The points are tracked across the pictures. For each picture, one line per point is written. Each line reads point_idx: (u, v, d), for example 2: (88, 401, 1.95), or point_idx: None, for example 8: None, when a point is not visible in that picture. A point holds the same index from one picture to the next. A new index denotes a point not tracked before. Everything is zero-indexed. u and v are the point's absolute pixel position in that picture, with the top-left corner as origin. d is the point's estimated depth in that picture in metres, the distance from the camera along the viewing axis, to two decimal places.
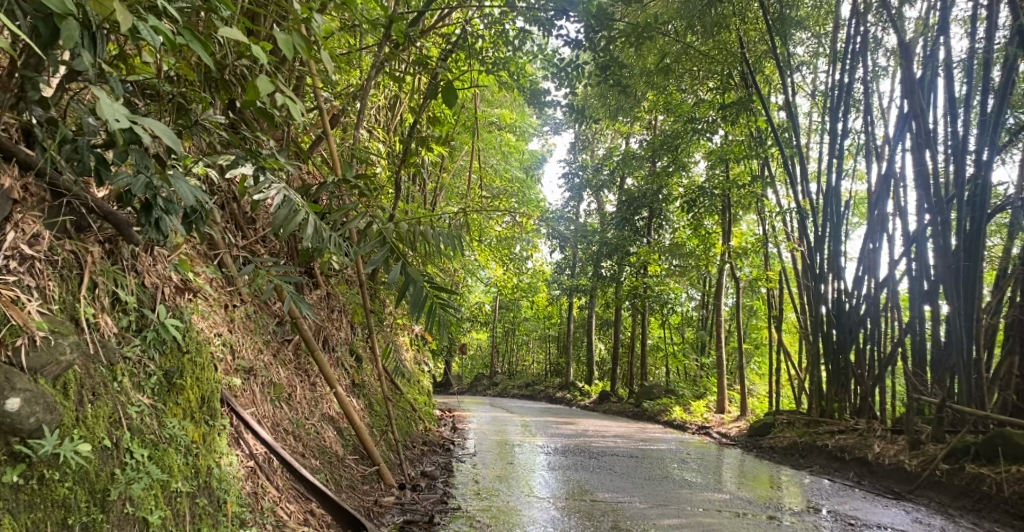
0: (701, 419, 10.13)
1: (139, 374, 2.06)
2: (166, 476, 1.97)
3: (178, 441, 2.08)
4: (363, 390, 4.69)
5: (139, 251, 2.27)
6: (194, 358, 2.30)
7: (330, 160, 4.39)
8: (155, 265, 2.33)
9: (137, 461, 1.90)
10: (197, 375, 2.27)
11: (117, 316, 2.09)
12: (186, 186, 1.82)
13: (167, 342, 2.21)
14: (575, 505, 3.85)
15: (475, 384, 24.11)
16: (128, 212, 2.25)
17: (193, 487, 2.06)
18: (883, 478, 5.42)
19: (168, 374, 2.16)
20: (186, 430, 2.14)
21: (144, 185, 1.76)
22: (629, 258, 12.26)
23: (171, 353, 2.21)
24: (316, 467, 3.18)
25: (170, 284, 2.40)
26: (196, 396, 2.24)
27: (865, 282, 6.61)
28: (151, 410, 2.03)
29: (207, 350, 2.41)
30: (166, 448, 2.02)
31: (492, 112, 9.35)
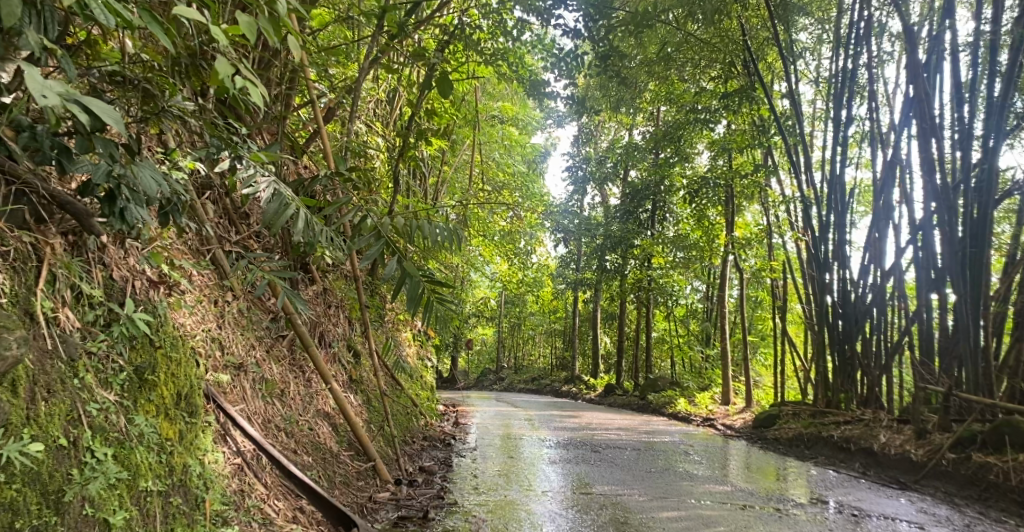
0: (706, 411, 10.06)
1: (107, 370, 2.01)
2: (132, 476, 1.92)
3: (147, 440, 2.03)
4: (361, 385, 4.64)
5: (107, 243, 2.22)
6: (168, 353, 2.25)
7: (324, 154, 4.33)
8: (126, 257, 2.28)
9: (98, 461, 1.84)
10: (171, 371, 2.22)
11: (83, 310, 2.03)
12: (146, 175, 1.77)
13: (137, 337, 2.16)
14: (574, 499, 3.80)
15: (481, 380, 24.09)
16: (95, 203, 2.19)
17: (164, 486, 2.03)
18: (888, 468, 5.34)
19: (137, 369, 2.11)
20: (157, 427, 2.09)
21: (105, 174, 1.72)
22: (633, 250, 12.16)
23: (141, 348, 2.16)
24: (307, 464, 3.13)
25: (144, 277, 2.35)
26: (170, 391, 2.19)
27: (871, 272, 6.52)
28: (117, 407, 1.98)
29: (185, 345, 2.36)
30: (135, 447, 1.97)
31: (494, 105, 9.27)
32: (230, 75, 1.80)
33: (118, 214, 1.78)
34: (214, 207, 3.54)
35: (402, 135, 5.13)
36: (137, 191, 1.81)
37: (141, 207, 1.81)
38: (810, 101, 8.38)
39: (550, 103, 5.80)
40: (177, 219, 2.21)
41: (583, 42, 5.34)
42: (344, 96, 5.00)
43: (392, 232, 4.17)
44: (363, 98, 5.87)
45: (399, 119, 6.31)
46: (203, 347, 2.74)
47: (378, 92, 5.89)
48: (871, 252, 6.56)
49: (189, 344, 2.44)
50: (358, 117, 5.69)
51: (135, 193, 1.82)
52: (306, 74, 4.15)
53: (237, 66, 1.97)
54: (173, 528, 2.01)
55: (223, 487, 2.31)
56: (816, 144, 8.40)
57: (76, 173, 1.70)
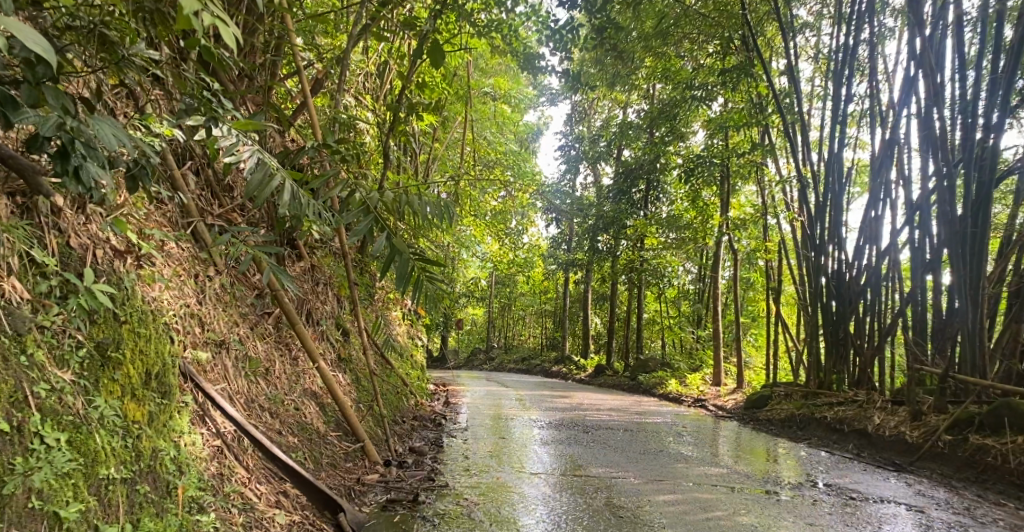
0: (698, 392, 10.02)
1: (62, 346, 1.87)
2: (88, 463, 1.78)
3: (109, 423, 1.89)
4: (350, 364, 4.52)
5: (64, 208, 2.07)
6: (135, 329, 2.10)
7: (310, 124, 4.17)
8: (87, 224, 2.13)
9: (48, 447, 1.70)
10: (139, 347, 2.08)
11: (35, 279, 1.89)
12: (106, 129, 1.61)
13: (99, 312, 2.01)
14: (567, 481, 3.70)
15: (471, 360, 24.03)
16: (49, 165, 2.04)
17: (129, 473, 1.90)
18: (883, 449, 5.29)
19: (98, 346, 1.96)
20: (121, 410, 1.95)
21: (55, 126, 1.56)
22: (626, 231, 12.06)
23: (104, 323, 2.01)
24: (293, 445, 3.00)
25: (109, 245, 2.20)
26: (137, 370, 2.05)
27: (867, 252, 6.43)
28: (73, 389, 1.84)
29: (155, 321, 2.22)
30: (94, 431, 1.84)
31: (486, 81, 9.08)
32: (196, 11, 1.64)
33: (72, 171, 1.63)
34: (195, 178, 3.40)
35: (392, 107, 4.95)
36: (94, 146, 1.65)
37: (98, 163, 1.65)
38: (809, 79, 8.24)
39: (545, 77, 5.62)
40: (144, 184, 2.06)
41: (580, 14, 5.18)
42: (332, 66, 4.82)
43: (381, 208, 4.02)
44: (352, 69, 5.68)
45: (389, 92, 6.13)
46: (178, 323, 2.60)
47: (366, 64, 5.70)
48: (866, 232, 6.47)
49: (160, 318, 2.31)
50: (346, 90, 5.50)
51: (91, 149, 1.66)
52: (291, 40, 3.97)
53: (207, 5, 1.80)
54: (140, 518, 1.88)
55: (200, 471, 2.18)
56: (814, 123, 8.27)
57: (21, 125, 1.53)
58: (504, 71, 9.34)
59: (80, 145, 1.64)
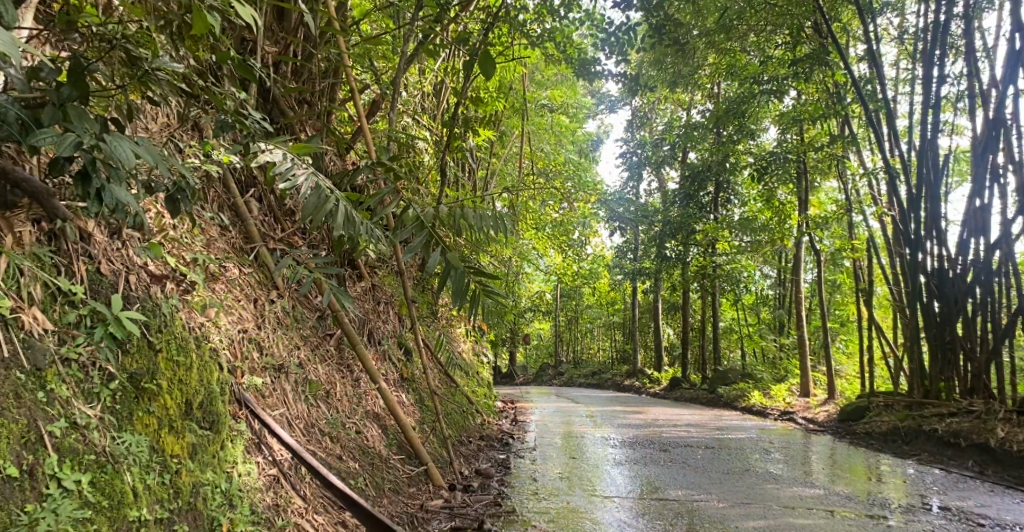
0: (783, 404, 9.52)
1: (90, 379, 1.82)
2: (117, 506, 1.71)
3: (142, 460, 1.83)
4: (413, 384, 4.43)
5: (93, 233, 2.05)
6: (173, 358, 2.06)
7: (366, 143, 4.12)
8: (120, 249, 2.12)
9: (65, 490, 1.63)
10: (178, 378, 2.03)
11: (62, 309, 1.85)
12: (126, 146, 1.57)
13: (130, 340, 1.96)
14: (645, 505, 3.48)
15: (542, 374, 23.81)
16: (73, 194, 2.01)
17: (166, 512, 1.83)
18: (1011, 467, 4.86)
19: (132, 377, 1.92)
20: (157, 445, 1.91)
21: (74, 145, 1.52)
22: (695, 236, 11.67)
23: (137, 352, 1.96)
24: (353, 471, 2.91)
25: (145, 271, 2.17)
26: (176, 401, 2.01)
27: (974, 245, 6.10)
28: (99, 425, 1.78)
29: (197, 349, 2.17)
30: (127, 470, 1.78)
31: (543, 92, 8.96)
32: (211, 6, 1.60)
33: (94, 194, 1.62)
34: (257, 204, 3.39)
35: (450, 123, 4.89)
36: (114, 165, 1.64)
37: (121, 184, 1.63)
38: (891, 65, 7.83)
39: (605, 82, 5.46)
40: (184, 208, 2.04)
41: (639, 14, 5.02)
42: (389, 85, 4.81)
43: (439, 224, 3.94)
44: (409, 88, 5.66)
45: (447, 110, 6.10)
46: (233, 349, 2.56)
47: (423, 83, 5.69)
48: (970, 224, 6.16)
49: (207, 346, 2.27)
50: (405, 108, 5.48)
51: (113, 169, 1.64)
52: (346, 62, 3.95)
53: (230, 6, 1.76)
54: None
55: (252, 503, 2.14)
56: (898, 111, 7.81)
57: (39, 147, 1.51)
58: (561, 81, 9.24)
59: (101, 165, 1.63)
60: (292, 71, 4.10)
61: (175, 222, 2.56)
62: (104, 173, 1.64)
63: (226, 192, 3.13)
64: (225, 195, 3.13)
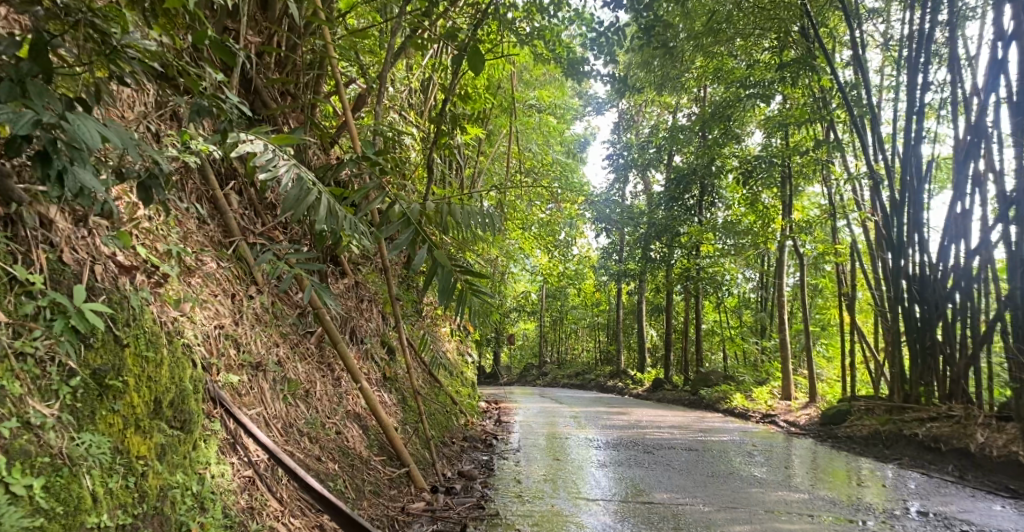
0: (765, 407, 9.54)
1: (49, 376, 1.73)
2: (71, 514, 1.62)
3: (104, 462, 1.74)
4: (396, 383, 4.35)
5: (55, 220, 1.96)
6: (141, 353, 1.96)
7: (351, 137, 4.03)
8: (85, 237, 2.02)
9: (16, 495, 1.54)
10: (146, 375, 1.95)
11: (18, 300, 1.75)
12: (89, 124, 1.52)
13: (94, 335, 1.86)
14: (630, 509, 3.42)
15: (525, 375, 23.78)
16: (33, 179, 1.94)
17: (129, 518, 1.74)
18: (992, 472, 4.86)
19: (96, 374, 1.82)
20: (122, 446, 1.81)
21: (30, 123, 1.46)
22: (680, 239, 11.68)
23: (102, 347, 1.87)
24: (333, 473, 2.82)
25: (112, 261, 2.08)
26: (144, 399, 1.91)
27: (954, 251, 6.12)
28: (56, 424, 1.68)
29: (168, 345, 2.08)
30: (85, 473, 1.69)
31: (531, 92, 8.91)
32: None
33: (55, 175, 1.56)
34: (236, 196, 3.30)
35: (437, 120, 4.81)
36: (77, 146, 1.57)
37: (84, 167, 1.57)
38: (878, 71, 7.88)
39: (593, 82, 5.42)
40: (159, 195, 1.96)
41: (628, 13, 4.99)
42: (375, 80, 4.73)
43: (424, 221, 3.87)
44: (396, 84, 5.59)
45: (433, 107, 6.02)
46: (208, 346, 2.47)
47: (410, 79, 5.62)
48: (950, 230, 6.18)
49: (180, 341, 2.19)
50: (392, 104, 5.41)
51: (76, 150, 1.57)
52: (331, 54, 3.87)
53: None
54: None
55: (226, 507, 2.06)
56: (884, 117, 7.85)
57: None
58: (549, 81, 9.20)
59: (63, 146, 1.56)
60: (275, 63, 4.01)
61: (149, 213, 2.47)
62: (66, 153, 1.58)
63: (205, 184, 3.05)
64: (204, 187, 3.04)
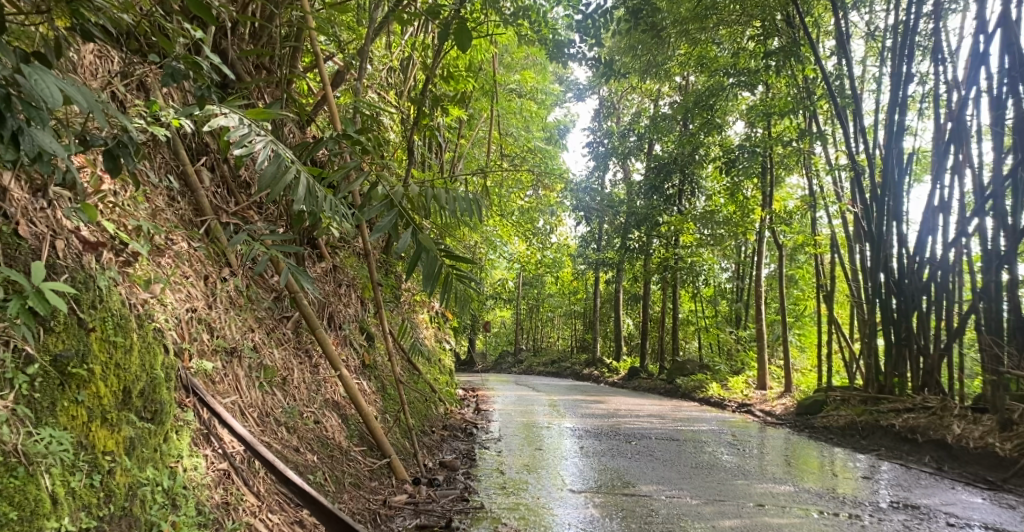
0: (741, 396, 9.58)
1: (5, 363, 1.60)
2: (27, 519, 1.49)
3: (65, 459, 1.62)
4: (375, 371, 4.22)
5: (11, 188, 1.82)
6: (108, 338, 1.82)
7: (329, 115, 3.87)
8: (45, 209, 1.88)
9: None
10: (115, 365, 1.81)
11: None
12: (48, 79, 1.41)
13: (55, 318, 1.72)
14: (616, 502, 3.35)
15: (500, 363, 23.73)
16: None
17: (93, 521, 1.62)
18: (968, 463, 4.89)
19: (57, 361, 1.68)
20: (85, 440, 1.69)
21: None
22: (659, 228, 11.65)
23: (64, 332, 1.73)
24: (312, 465, 2.70)
25: (75, 236, 1.93)
26: (111, 390, 1.78)
27: (929, 244, 6.15)
28: (10, 418, 1.55)
29: (139, 331, 1.94)
30: (44, 472, 1.56)
31: (512, 76, 8.77)
32: None
33: (10, 136, 1.44)
34: (209, 173, 3.13)
35: (418, 100, 4.66)
36: (33, 104, 1.45)
37: (41, 128, 1.46)
38: (860, 62, 7.87)
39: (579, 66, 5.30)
40: (129, 166, 1.82)
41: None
42: (355, 57, 4.56)
43: (405, 204, 3.74)
44: (376, 62, 5.43)
45: (414, 88, 5.86)
46: (179, 330, 2.34)
47: (390, 58, 5.45)
48: (926, 223, 6.19)
49: (150, 324, 2.05)
50: (371, 84, 5.24)
51: (32, 108, 1.45)
52: (309, 27, 3.70)
53: None
54: None
55: (199, 503, 1.93)
56: (866, 109, 7.85)
57: None
58: (531, 65, 9.07)
59: (18, 104, 1.44)
60: (249, 34, 3.83)
61: (114, 187, 2.31)
62: (22, 111, 1.46)
63: (175, 159, 2.89)
64: (174, 162, 2.88)
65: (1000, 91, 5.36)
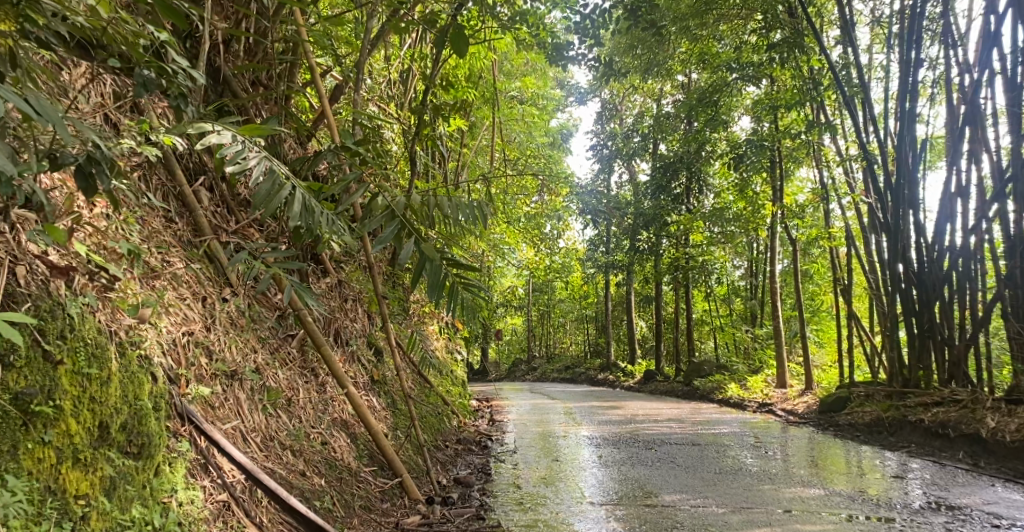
0: (761, 396, 9.41)
1: None
2: None
3: (33, 506, 1.52)
4: (384, 386, 4.11)
5: None
6: (80, 371, 1.72)
7: (328, 127, 3.77)
8: (4, 234, 1.79)
9: None
10: (87, 402, 1.72)
11: None
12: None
13: (16, 352, 1.61)
14: (639, 514, 3.22)
15: (514, 371, 23.58)
16: None
17: None
18: (1004, 458, 4.72)
19: (19, 399, 1.57)
20: (54, 485, 1.59)
21: None
22: (668, 228, 11.52)
23: (26, 367, 1.61)
24: (319, 489, 2.59)
25: (41, 260, 1.84)
26: (84, 426, 1.69)
27: (948, 232, 6.01)
28: None
29: (120, 363, 1.87)
30: (1, 523, 1.44)
31: (512, 81, 8.68)
32: None
33: None
34: (206, 191, 3.04)
35: (418, 110, 4.57)
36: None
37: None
38: (866, 50, 7.74)
39: (580, 68, 5.20)
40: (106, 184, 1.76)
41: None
42: (353, 69, 4.47)
43: (408, 214, 3.64)
44: (374, 75, 5.35)
45: (414, 98, 5.77)
46: (173, 355, 2.24)
47: (389, 70, 5.37)
48: (944, 210, 6.05)
49: (134, 353, 1.97)
50: (370, 96, 5.16)
51: None
52: (304, 38, 3.61)
53: None
54: None
55: None
56: (874, 97, 7.70)
57: None
58: (531, 70, 8.99)
59: None
60: (244, 50, 3.74)
61: (90, 207, 2.22)
62: None
63: (171, 180, 2.80)
64: (170, 183, 2.79)
65: (1014, 71, 5.22)
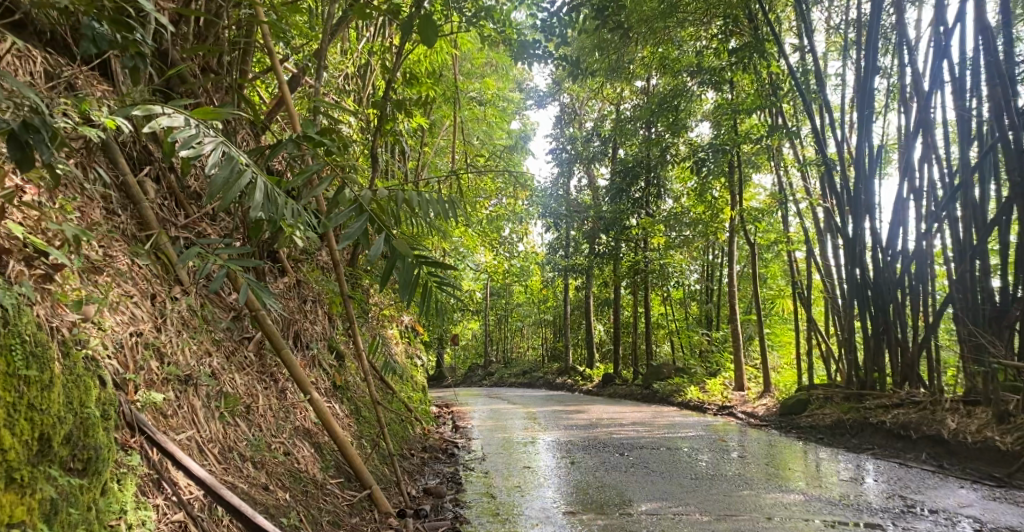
0: (721, 398, 9.43)
1: None
2: None
3: None
4: (346, 392, 3.89)
5: None
6: (13, 373, 1.49)
7: (287, 117, 3.55)
8: None
9: None
10: (22, 411, 1.49)
11: None
12: None
13: None
14: (619, 523, 3.08)
15: (470, 376, 23.32)
16: None
17: None
18: (966, 458, 4.77)
19: None
20: None
21: None
22: (628, 231, 11.50)
23: None
24: (285, 503, 2.39)
25: None
26: (21, 439, 1.47)
27: (900, 237, 6.08)
28: None
29: (62, 364, 1.66)
30: None
31: (474, 80, 8.50)
32: None
33: None
34: (152, 182, 2.79)
35: (380, 103, 4.36)
36: None
37: None
38: (823, 58, 7.82)
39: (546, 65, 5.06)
40: (39, 154, 1.64)
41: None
42: (311, 60, 4.25)
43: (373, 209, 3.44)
44: (332, 68, 5.10)
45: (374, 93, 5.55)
46: (120, 359, 2.02)
47: (347, 63, 5.14)
48: (897, 216, 6.12)
49: (79, 353, 1.77)
50: (328, 89, 4.92)
51: None
52: (261, 23, 3.38)
53: None
54: None
55: None
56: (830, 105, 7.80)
57: None
58: (492, 71, 8.81)
59: None
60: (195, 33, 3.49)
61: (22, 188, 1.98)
62: None
63: (114, 168, 2.55)
64: (113, 171, 2.54)
65: (962, 79, 5.26)
